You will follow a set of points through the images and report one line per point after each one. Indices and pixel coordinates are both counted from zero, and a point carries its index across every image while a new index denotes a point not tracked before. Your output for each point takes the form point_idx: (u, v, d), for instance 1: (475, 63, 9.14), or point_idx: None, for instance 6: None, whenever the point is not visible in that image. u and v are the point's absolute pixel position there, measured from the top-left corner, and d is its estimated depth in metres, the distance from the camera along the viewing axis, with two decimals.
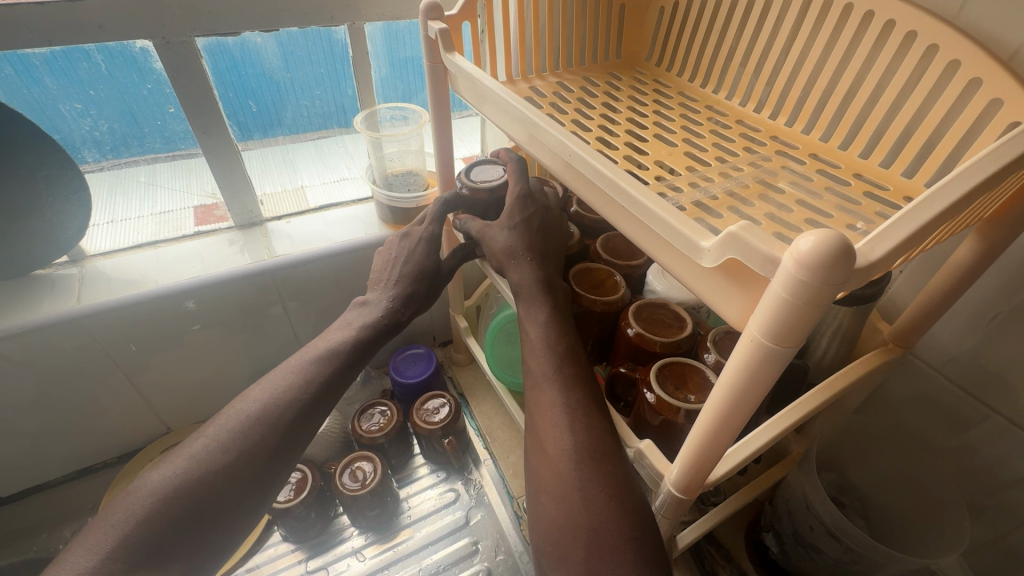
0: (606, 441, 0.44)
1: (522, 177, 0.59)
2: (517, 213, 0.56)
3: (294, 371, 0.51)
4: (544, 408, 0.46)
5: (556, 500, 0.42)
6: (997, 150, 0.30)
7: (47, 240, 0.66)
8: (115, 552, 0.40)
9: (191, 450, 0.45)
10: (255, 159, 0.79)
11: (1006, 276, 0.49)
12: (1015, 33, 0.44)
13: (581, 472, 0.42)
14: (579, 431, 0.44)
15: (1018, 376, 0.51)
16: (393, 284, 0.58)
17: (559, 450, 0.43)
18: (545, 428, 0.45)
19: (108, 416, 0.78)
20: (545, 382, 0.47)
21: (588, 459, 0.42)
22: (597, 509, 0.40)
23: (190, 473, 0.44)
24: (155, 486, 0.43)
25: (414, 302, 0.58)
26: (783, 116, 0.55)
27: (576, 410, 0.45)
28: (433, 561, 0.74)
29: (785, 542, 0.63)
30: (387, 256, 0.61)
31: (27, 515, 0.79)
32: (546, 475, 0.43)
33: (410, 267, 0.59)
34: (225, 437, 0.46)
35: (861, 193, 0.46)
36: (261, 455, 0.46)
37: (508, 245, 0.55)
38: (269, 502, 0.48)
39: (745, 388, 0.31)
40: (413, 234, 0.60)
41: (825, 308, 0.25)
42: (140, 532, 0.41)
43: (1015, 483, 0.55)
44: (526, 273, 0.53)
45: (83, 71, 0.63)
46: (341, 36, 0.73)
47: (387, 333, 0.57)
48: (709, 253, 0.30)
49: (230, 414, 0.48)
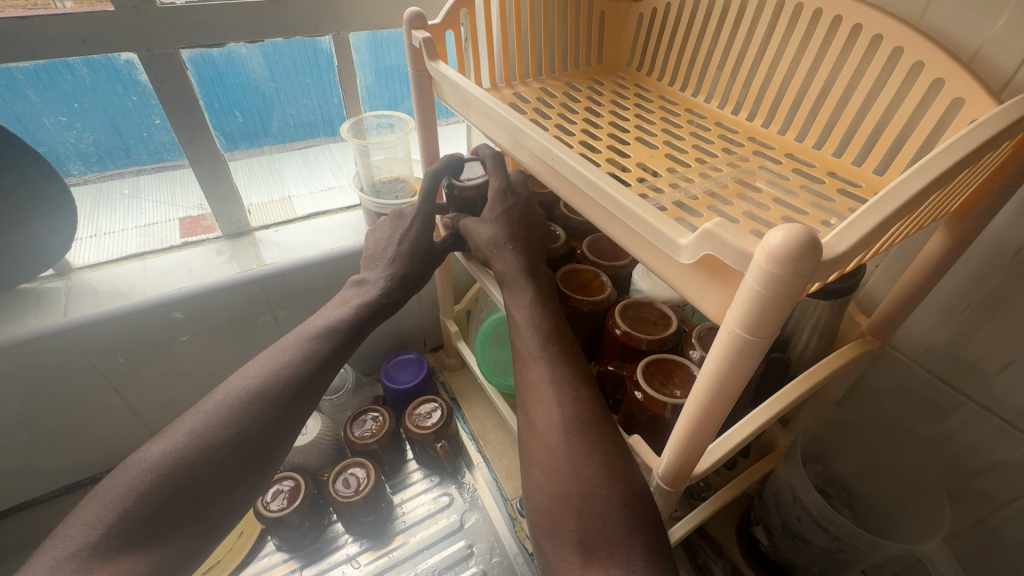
0: (594, 412, 0.45)
1: (500, 173, 0.60)
2: (498, 205, 0.58)
3: (294, 348, 0.51)
4: (533, 386, 0.47)
5: (546, 472, 0.43)
6: (956, 144, 0.32)
7: (32, 253, 0.66)
8: (115, 528, 0.40)
9: (188, 426, 0.45)
10: (242, 169, 0.79)
11: (977, 267, 0.51)
12: (974, 35, 0.46)
13: (569, 443, 0.43)
14: (566, 404, 0.45)
15: (991, 363, 0.53)
16: (388, 263, 0.59)
17: (549, 423, 0.44)
18: (534, 404, 0.46)
19: (94, 430, 0.77)
20: (533, 361, 0.48)
21: (576, 430, 0.43)
22: (587, 478, 0.41)
23: (191, 448, 0.44)
24: (154, 461, 0.43)
25: (408, 284, 0.59)
26: (760, 117, 0.57)
27: (563, 384, 0.46)
28: (429, 565, 0.74)
29: (774, 534, 0.64)
30: (381, 237, 0.63)
31: (14, 533, 0.77)
32: (537, 448, 0.44)
33: (403, 247, 0.60)
34: (224, 413, 0.46)
35: (835, 190, 0.48)
36: (259, 431, 0.47)
37: (491, 238, 0.56)
38: (264, 482, 0.49)
39: (725, 379, 0.32)
40: (406, 215, 0.62)
41: (796, 299, 0.27)
42: (140, 507, 0.41)
43: (991, 468, 0.57)
44: (513, 271, 0.54)
45: (66, 84, 0.63)
46: (327, 45, 0.74)
47: (383, 312, 0.57)
48: (687, 249, 0.31)
49: (226, 391, 0.48)
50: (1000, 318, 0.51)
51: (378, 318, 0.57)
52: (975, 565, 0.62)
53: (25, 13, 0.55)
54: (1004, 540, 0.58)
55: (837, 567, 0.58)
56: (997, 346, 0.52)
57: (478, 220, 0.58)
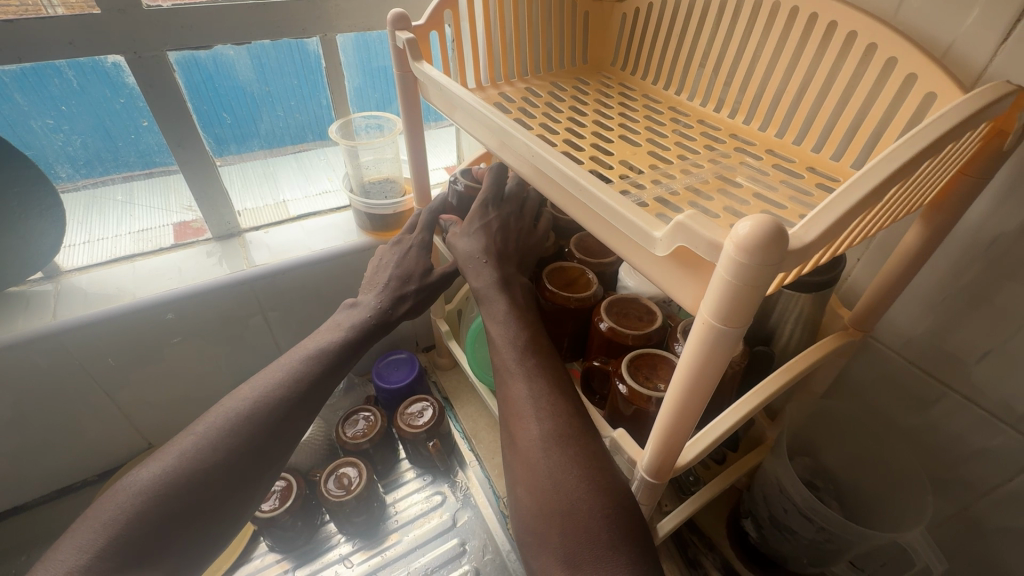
0: (573, 424, 0.46)
1: (494, 185, 0.61)
2: (477, 219, 0.59)
3: (284, 369, 0.52)
4: (513, 403, 0.48)
5: (530, 490, 0.44)
6: (920, 134, 0.33)
7: (23, 257, 0.66)
8: (104, 551, 0.40)
9: (178, 448, 0.46)
10: (234, 173, 0.80)
11: (955, 259, 0.52)
12: (946, 31, 0.47)
13: (549, 459, 0.44)
14: (545, 419, 0.46)
15: (970, 353, 0.54)
16: (381, 288, 0.60)
17: (529, 439, 0.45)
18: (515, 421, 0.47)
19: (86, 433, 0.77)
20: (512, 378, 0.49)
21: (556, 445, 0.44)
22: (568, 493, 0.42)
23: (179, 471, 0.45)
24: (143, 485, 0.44)
25: (404, 301, 0.60)
26: (742, 114, 0.58)
27: (542, 399, 0.47)
28: (422, 564, 0.74)
29: (762, 527, 0.65)
30: (379, 263, 0.64)
31: (6, 537, 0.77)
32: (520, 465, 0.45)
33: (399, 271, 0.61)
34: (214, 435, 0.47)
35: (813, 185, 0.49)
36: (253, 447, 0.48)
37: (470, 250, 0.57)
38: (252, 507, 0.49)
39: (702, 369, 0.33)
40: (404, 242, 0.64)
41: (766, 288, 0.27)
42: (128, 531, 0.41)
43: (973, 457, 0.57)
44: (488, 279, 0.55)
45: (54, 87, 0.63)
46: (315, 47, 0.74)
47: (376, 332, 0.58)
48: (662, 242, 0.32)
49: (218, 412, 0.49)
50: (979, 309, 0.52)
51: (374, 332, 0.58)
52: (960, 552, 0.63)
53: (11, 17, 0.55)
54: (988, 527, 0.59)
55: (825, 557, 0.59)
56: (976, 336, 0.53)
57: (460, 232, 0.59)
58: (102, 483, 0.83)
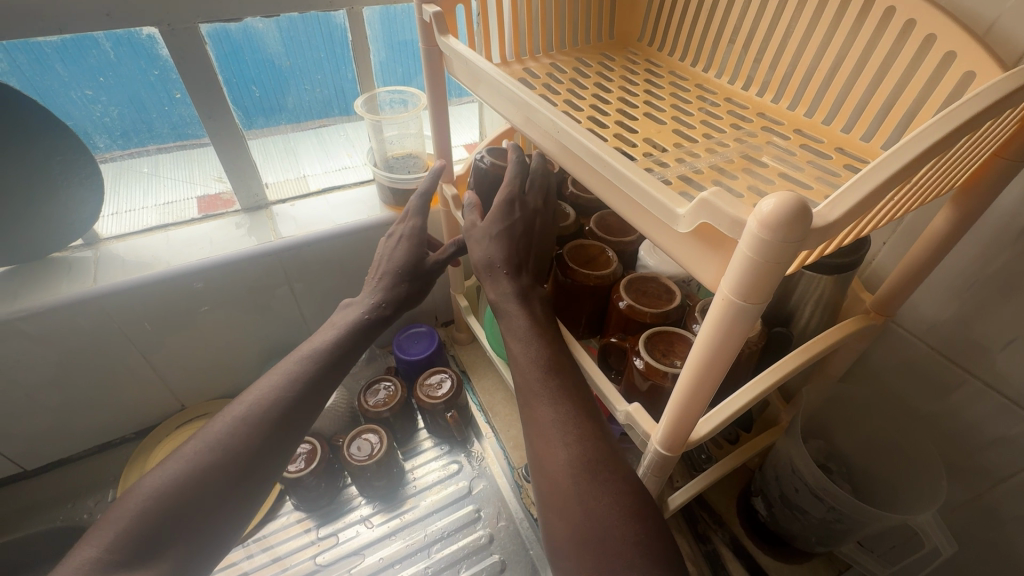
0: (601, 449, 0.47)
1: (516, 175, 0.58)
2: (500, 220, 0.56)
3: None
4: (539, 427, 0.49)
5: (561, 516, 0.44)
6: (957, 111, 0.32)
7: (63, 225, 0.69)
8: (116, 547, 0.42)
9: (181, 454, 0.48)
10: (258, 148, 0.81)
11: (985, 245, 0.51)
12: (988, 8, 0.45)
13: (579, 484, 0.45)
14: (572, 445, 0.46)
15: (994, 341, 0.53)
16: (376, 283, 0.62)
17: (557, 466, 0.46)
18: (541, 446, 0.48)
19: (125, 393, 0.81)
20: (538, 402, 0.50)
21: (585, 471, 0.45)
22: (600, 519, 0.43)
23: (183, 474, 0.46)
24: (149, 488, 0.46)
25: (399, 293, 0.62)
26: (770, 94, 0.57)
27: (567, 423, 0.48)
28: (438, 527, 0.78)
29: (772, 505, 0.66)
30: (376, 257, 0.66)
31: (52, 487, 0.83)
32: (550, 493, 0.46)
33: (392, 264, 0.63)
34: (214, 441, 0.49)
35: (841, 165, 0.48)
36: (263, 439, 0.50)
37: (489, 259, 0.56)
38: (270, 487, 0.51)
39: (721, 346, 0.34)
40: (396, 234, 0.65)
41: (787, 265, 0.28)
42: (137, 528, 0.43)
43: (991, 444, 0.57)
44: (506, 289, 0.55)
45: (93, 58, 0.65)
46: (341, 20, 0.75)
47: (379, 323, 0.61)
48: (684, 219, 0.32)
49: (228, 413, 0.52)
50: (1007, 296, 0.51)
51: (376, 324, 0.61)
52: (972, 537, 0.64)
53: None
54: (1001, 514, 0.59)
55: (835, 536, 0.60)
56: (1000, 323, 0.52)
57: (481, 230, 0.57)
58: (138, 441, 0.88)
